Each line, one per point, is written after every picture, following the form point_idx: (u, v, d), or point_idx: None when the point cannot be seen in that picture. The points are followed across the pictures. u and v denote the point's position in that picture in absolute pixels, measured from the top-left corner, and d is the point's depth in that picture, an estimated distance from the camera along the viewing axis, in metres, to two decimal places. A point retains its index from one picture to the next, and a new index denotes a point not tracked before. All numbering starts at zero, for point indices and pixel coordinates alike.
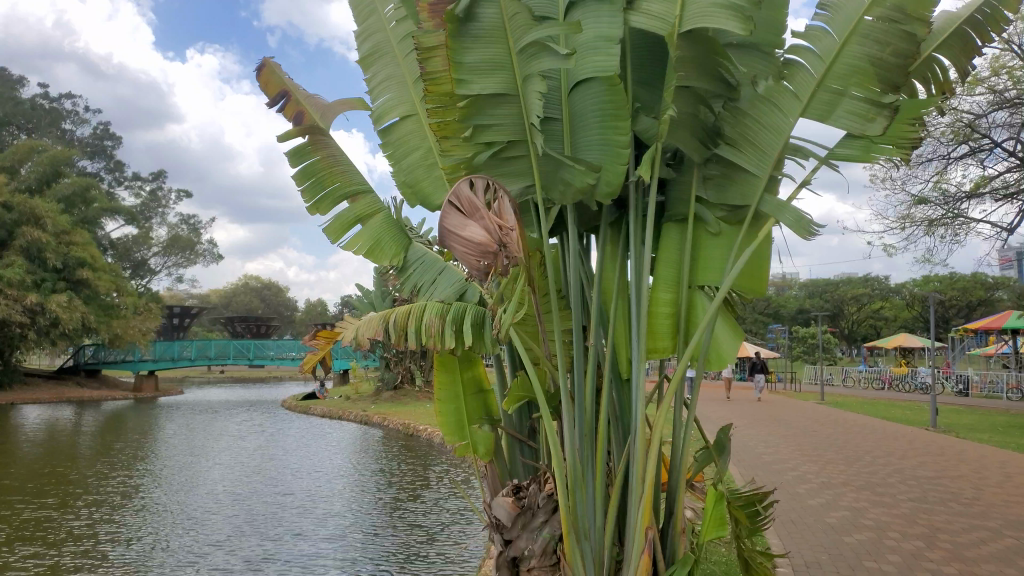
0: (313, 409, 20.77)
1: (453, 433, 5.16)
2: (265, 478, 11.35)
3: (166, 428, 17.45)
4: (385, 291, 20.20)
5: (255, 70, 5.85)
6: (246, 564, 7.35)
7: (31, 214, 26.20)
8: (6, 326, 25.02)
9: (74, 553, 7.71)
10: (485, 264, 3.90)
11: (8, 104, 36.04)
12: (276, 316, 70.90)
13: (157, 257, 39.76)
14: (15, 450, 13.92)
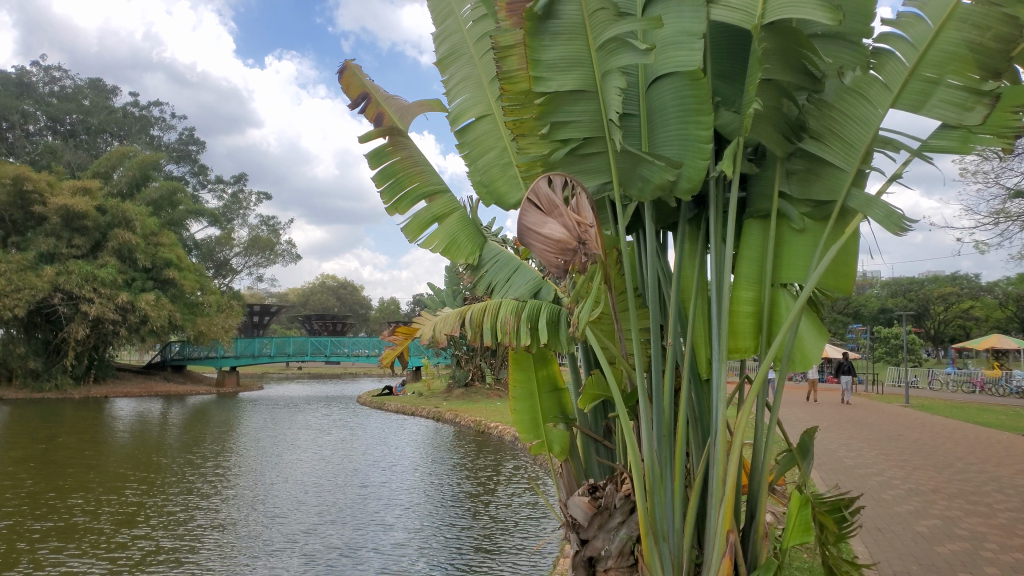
0: (388, 405, 21.18)
1: (527, 432, 5.18)
2: (344, 470, 11.62)
3: (249, 421, 18.10)
4: (456, 290, 20.40)
5: (337, 72, 6.07)
6: (328, 552, 7.53)
7: (122, 217, 27.57)
8: (100, 323, 26.38)
9: (169, 536, 8.08)
10: (563, 262, 3.88)
11: (102, 113, 37.97)
12: (352, 315, 72.60)
13: (238, 257, 41.20)
14: (110, 440, 14.68)
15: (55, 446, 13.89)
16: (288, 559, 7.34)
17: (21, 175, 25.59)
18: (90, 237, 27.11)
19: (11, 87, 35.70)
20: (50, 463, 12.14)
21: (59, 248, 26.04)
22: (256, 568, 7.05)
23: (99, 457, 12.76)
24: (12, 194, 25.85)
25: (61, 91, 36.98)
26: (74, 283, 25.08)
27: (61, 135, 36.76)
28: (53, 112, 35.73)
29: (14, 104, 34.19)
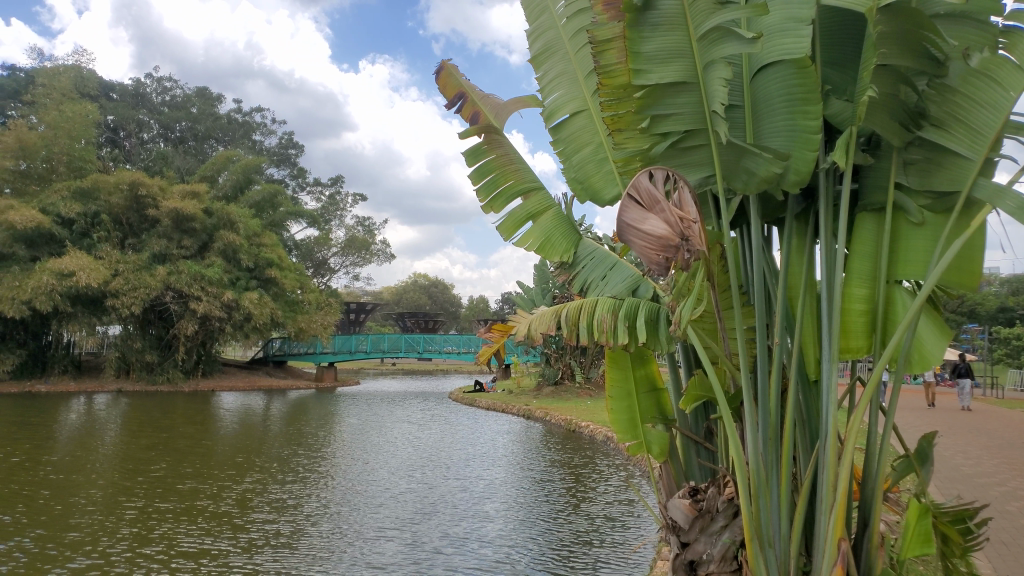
0: (479, 402, 21.39)
1: (625, 432, 5.15)
2: (440, 464, 11.80)
3: (346, 416, 18.65)
4: (546, 288, 20.39)
5: (434, 73, 6.24)
6: (427, 541, 7.66)
7: (227, 219, 28.91)
8: (208, 320, 27.73)
9: (284, 521, 8.40)
10: (665, 258, 3.79)
11: (209, 120, 39.82)
12: (443, 313, 73.74)
13: (335, 257, 42.54)
14: (217, 431, 15.41)
15: (171, 435, 14.71)
16: (390, 545, 7.52)
17: (137, 180, 27.14)
18: (198, 238, 28.57)
19: (128, 98, 37.98)
20: (167, 451, 12.81)
21: (170, 248, 27.55)
22: (360, 553, 7.25)
23: (209, 446, 13.40)
24: (128, 199, 27.49)
25: (171, 100, 39.04)
26: (184, 282, 26.46)
27: (172, 141, 38.85)
28: (165, 120, 37.79)
29: (130, 113, 36.38)
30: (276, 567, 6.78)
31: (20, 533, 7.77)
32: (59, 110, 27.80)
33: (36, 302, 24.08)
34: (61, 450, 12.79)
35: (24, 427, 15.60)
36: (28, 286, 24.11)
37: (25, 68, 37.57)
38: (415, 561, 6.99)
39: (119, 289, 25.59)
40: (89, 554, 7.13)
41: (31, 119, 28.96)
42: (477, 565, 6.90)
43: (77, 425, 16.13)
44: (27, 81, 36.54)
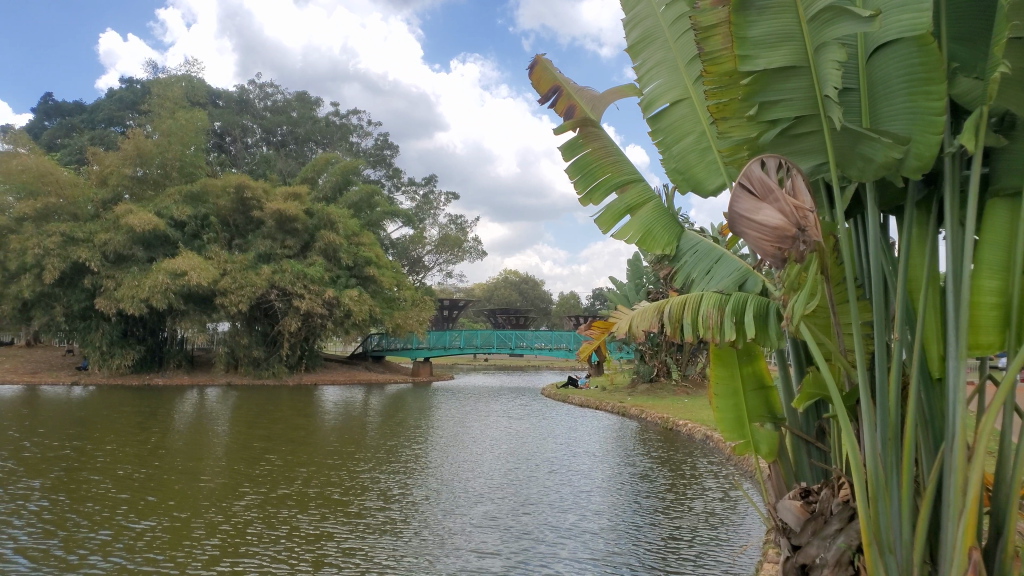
0: (572, 398, 21.31)
1: (731, 431, 5.04)
2: (537, 458, 11.83)
3: (442, 410, 18.97)
4: (641, 284, 20.07)
5: (528, 68, 6.28)
6: (529, 531, 7.70)
7: (327, 220, 29.88)
8: (310, 317, 28.75)
9: (393, 509, 8.61)
10: (779, 250, 3.74)
11: (308, 122, 40.70)
12: (534, 309, 73.86)
13: (429, 255, 43.29)
14: (321, 424, 15.95)
15: (278, 427, 15.31)
16: (493, 534, 7.61)
17: (242, 183, 28.45)
18: (300, 238, 29.68)
19: (233, 105, 39.91)
20: (278, 442, 13.39)
21: (274, 249, 28.76)
22: (463, 540, 7.38)
23: (314, 437, 13.90)
24: (235, 201, 28.86)
25: (273, 105, 40.61)
26: (288, 280, 27.55)
27: (274, 145, 40.46)
28: (267, 125, 39.40)
29: (235, 119, 38.48)
30: (390, 553, 6.96)
31: (157, 514, 8.29)
32: (173, 118, 29.42)
33: (153, 300, 25.56)
34: (182, 439, 13.54)
35: (146, 418, 16.57)
36: (146, 285, 25.63)
37: (141, 80, 39.91)
38: (517, 551, 7.03)
39: (228, 287, 26.84)
40: (219, 535, 7.52)
41: (147, 128, 30.78)
42: (579, 557, 6.85)
43: (192, 417, 17.00)
44: (143, 93, 38.84)
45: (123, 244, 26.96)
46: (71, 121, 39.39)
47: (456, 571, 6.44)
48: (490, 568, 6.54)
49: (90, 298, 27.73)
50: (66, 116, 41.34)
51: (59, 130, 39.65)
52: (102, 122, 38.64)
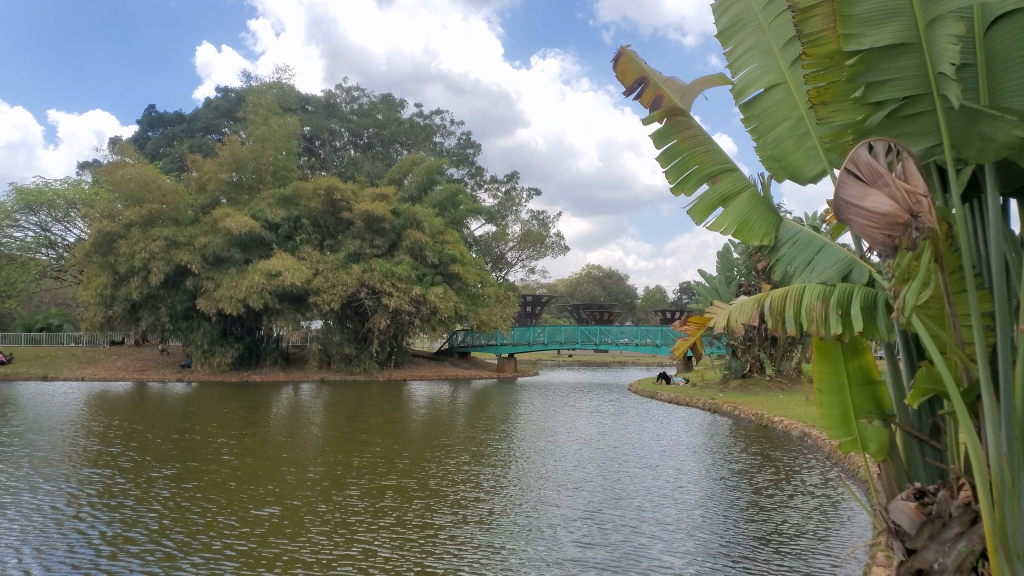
0: (660, 395, 20.98)
1: (838, 428, 4.95)
2: (630, 453, 11.73)
3: (528, 405, 19.02)
4: (731, 276, 19.51)
5: (613, 60, 6.31)
6: (625, 524, 7.64)
7: (414, 219, 30.43)
8: (398, 314, 29.36)
9: (491, 500, 8.69)
10: (890, 237, 3.58)
11: (394, 125, 41.50)
12: (618, 304, 73.16)
13: (512, 251, 43.45)
14: (412, 418, 16.23)
15: (372, 421, 15.72)
16: (590, 525, 7.59)
17: (332, 186, 29.28)
18: (387, 238, 30.29)
19: (322, 109, 41.20)
20: (373, 435, 13.72)
21: (363, 248, 29.48)
22: (561, 531, 7.40)
23: (406, 431, 14.19)
24: (325, 203, 29.74)
25: (359, 108, 41.57)
26: (377, 279, 28.20)
27: (360, 148, 41.47)
28: (353, 128, 40.40)
29: (324, 123, 39.87)
30: (499, 542, 7.06)
31: (274, 502, 8.64)
32: (266, 124, 30.55)
33: (250, 300, 26.62)
34: (281, 433, 14.04)
35: (247, 413, 17.30)
36: (244, 285, 26.74)
37: (236, 89, 41.58)
38: (614, 542, 7.00)
39: (320, 286, 27.69)
40: (334, 522, 7.78)
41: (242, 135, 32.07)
42: (679, 552, 6.74)
43: (288, 411, 17.63)
44: (237, 101, 40.51)
45: (222, 247, 28.20)
46: (172, 130, 41.48)
47: (558, 562, 6.47)
48: (590, 559, 6.54)
49: (192, 298, 29.15)
50: (168, 126, 43.58)
51: (161, 140, 41.82)
52: (200, 130, 40.49)
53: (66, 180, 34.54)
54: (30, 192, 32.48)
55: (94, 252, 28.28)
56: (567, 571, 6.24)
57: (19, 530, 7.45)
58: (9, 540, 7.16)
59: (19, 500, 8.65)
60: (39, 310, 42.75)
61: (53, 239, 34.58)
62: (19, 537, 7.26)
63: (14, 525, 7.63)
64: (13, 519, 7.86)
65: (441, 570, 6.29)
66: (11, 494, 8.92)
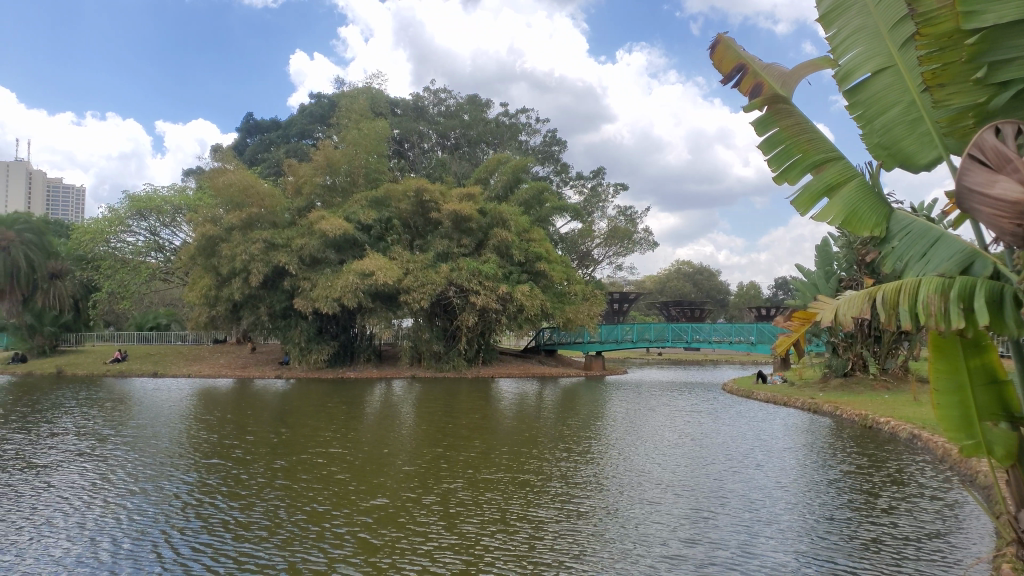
0: (756, 394, 20.39)
1: (959, 431, 4.87)
2: (728, 452, 11.46)
3: (617, 403, 18.86)
4: (830, 271, 18.69)
5: (711, 48, 6.68)
6: (729, 522, 7.48)
7: (500, 218, 30.59)
8: (486, 312, 29.58)
9: (590, 496, 8.62)
10: (1017, 226, 3.53)
11: (480, 125, 41.79)
12: (709, 300, 71.48)
13: (599, 248, 43.10)
14: (502, 415, 16.31)
15: (464, 418, 15.88)
16: (693, 523, 7.48)
17: (421, 187, 29.72)
18: (475, 237, 30.57)
19: (410, 112, 42.00)
20: (467, 431, 13.88)
21: (451, 248, 29.86)
22: (663, 528, 7.31)
23: (497, 428, 14.22)
24: (415, 204, 30.28)
25: (446, 110, 42.04)
26: (465, 277, 28.51)
27: (448, 149, 42.08)
28: (441, 129, 40.98)
29: (412, 126, 40.84)
30: (607, 537, 7.04)
31: (382, 493, 8.88)
32: (357, 128, 31.34)
33: (344, 299, 27.44)
34: (377, 428, 14.39)
35: (345, 409, 17.83)
36: (338, 285, 27.53)
37: (329, 95, 42.91)
38: (719, 540, 6.88)
39: (410, 285, 28.19)
40: (441, 513, 7.92)
41: (336, 139, 33.02)
42: (788, 552, 6.56)
43: (382, 408, 18.07)
44: (329, 106, 41.84)
45: (317, 248, 29.19)
46: (269, 136, 43.22)
47: (664, 557, 6.42)
48: (695, 555, 6.46)
49: (290, 298, 30.28)
50: (265, 133, 45.33)
51: (259, 146, 43.56)
52: (295, 135, 41.97)
53: (173, 188, 36.44)
54: (140, 198, 34.48)
55: (198, 255, 29.73)
56: (673, 566, 6.18)
57: (151, 515, 7.96)
58: (144, 523, 7.67)
59: (147, 487, 9.24)
60: (149, 310, 45.27)
61: (162, 243, 36.61)
62: (153, 521, 7.76)
63: (145, 510, 8.16)
64: (143, 505, 8.39)
65: (548, 563, 6.32)
66: (140, 482, 9.54)
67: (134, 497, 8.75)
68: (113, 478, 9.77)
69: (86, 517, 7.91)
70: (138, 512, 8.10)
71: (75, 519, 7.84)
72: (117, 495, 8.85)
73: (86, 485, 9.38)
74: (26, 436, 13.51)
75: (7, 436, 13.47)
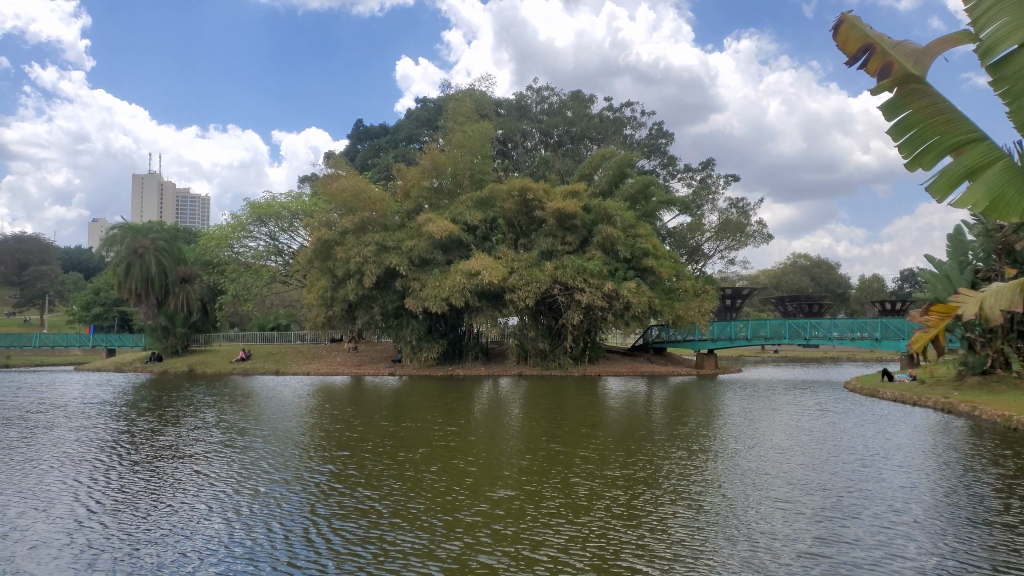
0: (883, 393, 19.32)
1: None
2: (858, 452, 10.85)
3: (731, 402, 18.34)
4: (965, 261, 17.38)
5: (837, 30, 7.15)
6: (865, 523, 7.12)
7: (605, 214, 30.22)
8: (592, 310, 29.37)
9: (715, 494, 8.39)
10: None
11: (584, 120, 41.56)
12: (828, 295, 68.37)
13: (709, 242, 42.05)
14: (611, 414, 16.20)
15: (574, 415, 15.87)
16: (827, 523, 7.15)
17: (525, 186, 29.83)
18: (579, 234, 30.40)
19: (513, 112, 42.35)
20: (580, 429, 13.79)
21: (555, 246, 29.91)
22: (795, 527, 7.05)
23: (610, 427, 14.06)
24: (519, 203, 30.46)
25: (550, 108, 42.10)
26: (570, 275, 28.42)
27: (552, 146, 42.17)
28: (544, 128, 41.10)
29: (516, 126, 41.16)
30: (737, 534, 6.87)
31: (510, 485, 9.00)
32: (462, 130, 31.80)
33: (452, 298, 27.97)
34: (490, 424, 14.62)
35: (458, 405, 18.17)
36: (446, 285, 28.11)
37: (435, 98, 43.81)
38: (853, 541, 6.59)
39: (515, 284, 28.41)
40: (567, 506, 7.94)
41: (443, 141, 33.65)
42: (935, 555, 6.19)
43: (491, 404, 18.29)
44: (435, 110, 42.77)
45: (425, 250, 29.87)
46: (378, 142, 44.95)
47: (799, 555, 6.22)
48: (832, 555, 6.22)
49: (401, 298, 31.21)
50: (375, 138, 46.85)
51: (369, 152, 45.13)
52: (403, 139, 43.12)
53: (290, 194, 38.14)
54: (260, 205, 36.34)
55: (316, 258, 31.07)
56: (807, 565, 5.98)
57: (294, 502, 8.37)
58: (289, 510, 8.06)
59: (288, 476, 9.74)
60: (272, 311, 47.69)
61: (281, 247, 38.40)
62: (298, 508, 8.15)
63: (288, 498, 8.58)
64: (284, 492, 8.89)
65: (682, 558, 6.22)
66: (281, 470, 10.07)
67: (277, 485, 9.24)
68: (255, 468, 10.35)
69: (236, 503, 8.39)
70: (282, 499, 8.54)
71: (227, 505, 8.35)
72: (261, 483, 9.38)
73: (233, 474, 9.97)
74: (172, 428, 14.57)
75: (156, 428, 14.55)
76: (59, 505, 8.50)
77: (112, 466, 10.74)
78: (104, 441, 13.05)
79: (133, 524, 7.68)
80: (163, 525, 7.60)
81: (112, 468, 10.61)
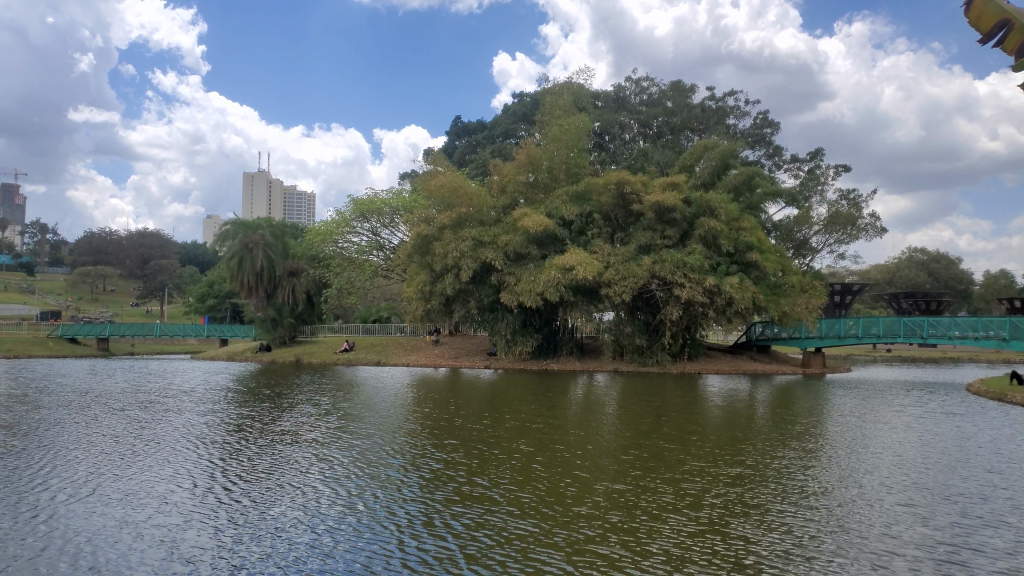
0: (1010, 398, 17.97)
1: None
2: (987, 458, 10.12)
3: (841, 403, 17.51)
4: None
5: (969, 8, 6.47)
6: (1006, 533, 6.61)
7: (707, 206, 29.42)
8: (691, 306, 28.69)
9: (833, 496, 8.00)
10: None
11: (684, 111, 40.59)
12: (948, 291, 64.48)
13: (818, 235, 40.33)
14: (712, 412, 15.79)
15: (674, 413, 15.60)
16: (961, 530, 6.70)
17: (622, 179, 29.40)
18: (679, 227, 29.77)
19: (611, 104, 42.09)
20: (683, 427, 13.55)
21: (654, 240, 29.40)
22: (925, 533, 6.63)
23: (712, 426, 13.73)
24: (616, 196, 30.01)
25: (649, 99, 41.34)
26: (669, 270, 27.86)
27: (651, 138, 41.46)
28: (643, 119, 40.54)
29: (614, 117, 40.74)
30: (861, 536, 6.53)
31: (620, 478, 8.90)
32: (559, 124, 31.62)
33: (548, 293, 27.94)
34: (590, 419, 14.59)
35: (556, 399, 18.17)
36: (542, 280, 28.09)
37: (532, 92, 43.91)
38: (992, 551, 6.13)
39: (612, 279, 28.14)
40: (682, 502, 7.74)
41: (540, 135, 33.56)
42: None
43: (588, 400, 18.22)
44: (532, 105, 42.89)
45: (522, 244, 29.96)
46: (476, 138, 45.50)
47: (936, 561, 5.86)
48: (966, 563, 5.84)
49: (496, 293, 31.46)
50: (473, 134, 47.34)
51: (468, 148, 45.91)
52: (501, 135, 43.40)
53: (391, 191, 39.08)
54: (363, 202, 37.40)
55: (416, 253, 31.86)
56: (943, 572, 5.64)
57: (412, 487, 8.55)
58: (408, 495, 8.23)
59: (403, 462, 10.00)
60: (374, 304, 49.09)
61: (382, 242, 39.38)
62: (416, 492, 8.31)
63: (405, 483, 8.78)
64: (402, 476, 9.14)
65: (812, 559, 5.95)
66: (396, 456, 10.36)
67: (394, 470, 9.51)
68: (372, 453, 10.68)
69: (358, 486, 8.66)
70: (400, 484, 8.74)
71: (349, 487, 8.63)
72: (380, 468, 9.68)
73: (352, 458, 10.34)
74: (288, 414, 15.25)
75: (274, 414, 15.27)
76: (199, 482, 9.05)
77: (240, 448, 11.34)
78: (229, 424, 13.80)
79: (266, 502, 8.06)
80: (293, 504, 7.97)
81: (241, 449, 11.22)
